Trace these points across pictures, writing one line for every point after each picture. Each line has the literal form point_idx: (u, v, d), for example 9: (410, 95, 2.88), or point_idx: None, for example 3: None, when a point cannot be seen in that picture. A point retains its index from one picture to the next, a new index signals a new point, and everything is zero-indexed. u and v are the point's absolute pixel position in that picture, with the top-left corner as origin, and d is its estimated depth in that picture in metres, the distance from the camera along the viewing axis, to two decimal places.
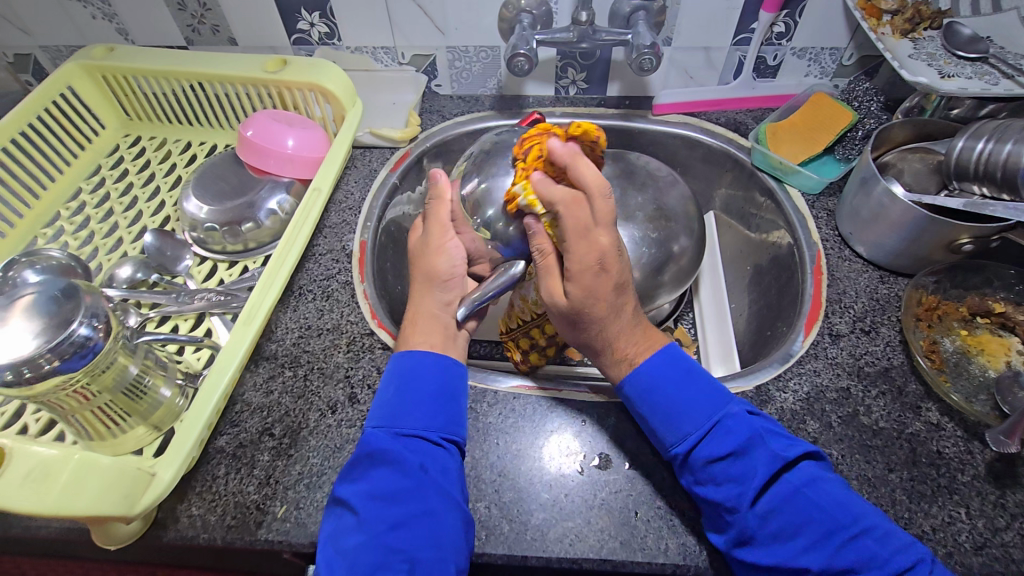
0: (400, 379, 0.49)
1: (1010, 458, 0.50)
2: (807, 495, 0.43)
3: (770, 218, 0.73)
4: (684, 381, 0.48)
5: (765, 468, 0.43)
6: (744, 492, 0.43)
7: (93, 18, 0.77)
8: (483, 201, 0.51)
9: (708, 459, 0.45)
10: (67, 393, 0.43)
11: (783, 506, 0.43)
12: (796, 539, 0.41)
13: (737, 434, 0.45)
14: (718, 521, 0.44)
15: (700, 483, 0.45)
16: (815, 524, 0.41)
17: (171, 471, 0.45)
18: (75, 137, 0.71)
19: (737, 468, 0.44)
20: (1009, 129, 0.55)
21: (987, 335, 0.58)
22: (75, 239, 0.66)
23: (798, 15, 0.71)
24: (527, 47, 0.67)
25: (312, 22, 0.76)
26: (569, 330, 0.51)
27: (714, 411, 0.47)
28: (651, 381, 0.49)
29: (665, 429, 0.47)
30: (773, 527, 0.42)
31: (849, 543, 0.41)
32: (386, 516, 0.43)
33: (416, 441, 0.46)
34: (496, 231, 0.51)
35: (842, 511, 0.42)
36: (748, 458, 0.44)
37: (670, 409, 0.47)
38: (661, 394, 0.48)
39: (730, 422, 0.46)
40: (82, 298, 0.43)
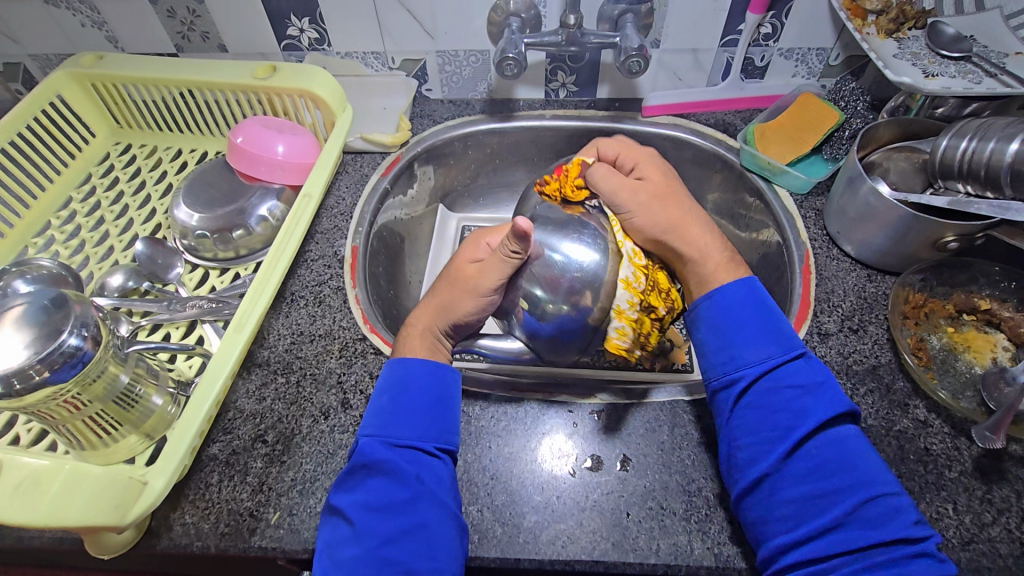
0: (395, 388, 0.49)
1: (996, 454, 0.50)
2: (851, 446, 0.44)
3: (759, 218, 0.74)
4: (768, 314, 0.49)
5: (828, 408, 0.45)
6: (796, 425, 0.45)
7: (82, 26, 0.77)
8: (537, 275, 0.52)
9: (775, 384, 0.46)
10: (57, 402, 0.43)
11: (824, 450, 0.44)
12: (828, 481, 0.43)
13: (812, 372, 0.47)
14: (755, 450, 0.45)
15: (758, 402, 0.46)
16: (851, 473, 0.43)
17: (162, 480, 0.45)
18: (65, 146, 0.71)
19: (800, 401, 0.46)
20: (991, 127, 0.55)
21: (973, 332, 0.58)
22: (65, 248, 0.66)
23: (784, 16, 0.72)
24: (515, 51, 0.67)
25: (301, 28, 0.76)
26: (658, 214, 0.54)
27: (791, 347, 0.48)
28: (737, 304, 0.50)
29: (740, 348, 0.48)
30: (805, 468, 0.44)
31: (875, 499, 0.42)
32: (380, 530, 0.43)
33: (411, 451, 0.46)
34: (542, 310, 0.52)
35: (877, 473, 0.44)
36: (814, 395, 0.46)
37: (751, 331, 0.49)
38: (746, 314, 0.49)
39: (808, 361, 0.48)
40: (72, 308, 0.43)
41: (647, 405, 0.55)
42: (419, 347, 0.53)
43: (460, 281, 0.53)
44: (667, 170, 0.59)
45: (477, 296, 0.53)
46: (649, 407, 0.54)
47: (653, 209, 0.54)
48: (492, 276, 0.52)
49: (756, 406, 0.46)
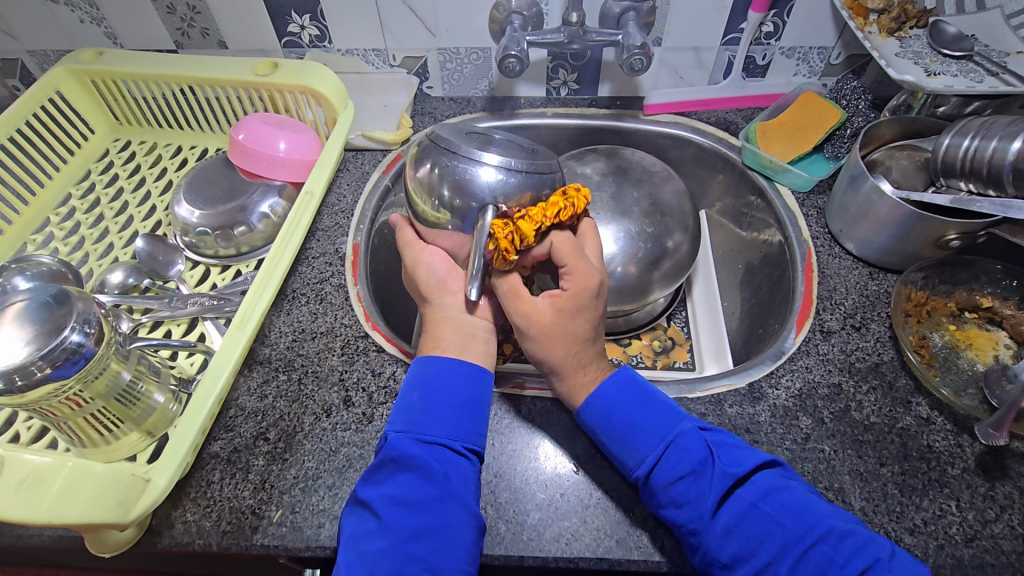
0: (422, 385, 0.49)
1: (999, 451, 0.50)
2: (764, 508, 0.43)
3: (761, 217, 0.74)
4: (637, 405, 0.49)
5: (718, 482, 0.44)
6: (704, 510, 0.43)
7: (81, 21, 0.77)
8: (439, 180, 0.51)
9: (666, 480, 0.45)
10: (59, 400, 0.42)
11: (740, 524, 0.43)
12: (760, 552, 0.42)
13: (690, 451, 0.46)
14: (692, 540, 0.43)
15: (664, 504, 0.45)
16: (772, 540, 0.42)
17: (165, 477, 0.44)
18: (64, 142, 0.70)
19: (695, 487, 0.44)
20: (994, 126, 0.55)
21: (975, 329, 0.59)
22: (65, 245, 0.65)
23: (786, 15, 0.72)
24: (517, 48, 0.67)
25: (302, 25, 0.76)
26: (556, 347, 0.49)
27: (664, 431, 0.47)
28: (606, 407, 0.49)
29: (624, 452, 0.48)
30: (734, 547, 0.42)
31: (807, 555, 0.41)
32: (406, 525, 0.42)
33: (440, 449, 0.46)
34: (453, 207, 0.52)
35: (796, 521, 0.42)
36: (701, 477, 0.45)
37: (625, 428, 0.48)
38: (616, 415, 0.49)
39: (682, 440, 0.47)
40: (74, 305, 0.43)
41: None
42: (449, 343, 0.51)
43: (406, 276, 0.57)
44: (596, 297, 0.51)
45: (422, 262, 0.55)
46: None
47: (551, 343, 0.49)
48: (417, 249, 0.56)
49: (665, 509, 0.45)
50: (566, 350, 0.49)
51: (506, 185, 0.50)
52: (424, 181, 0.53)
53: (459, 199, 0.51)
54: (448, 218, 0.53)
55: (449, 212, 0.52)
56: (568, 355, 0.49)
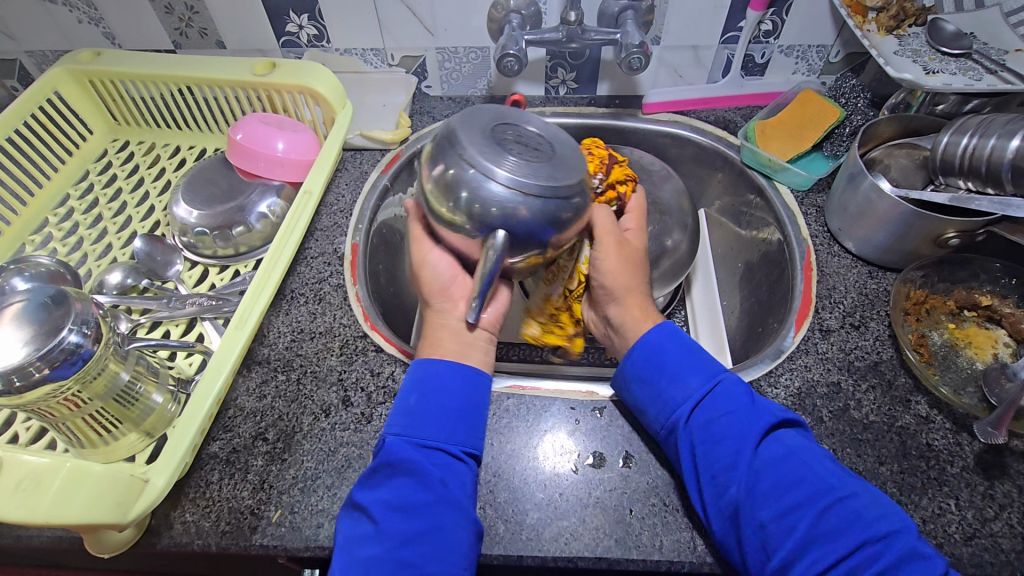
0: (422, 387, 0.49)
1: (998, 450, 0.50)
2: (801, 456, 0.44)
3: (760, 215, 0.74)
4: (687, 351, 0.52)
5: (762, 422, 0.46)
6: (743, 447, 0.45)
7: (79, 21, 0.76)
8: (457, 184, 0.45)
9: (709, 415, 0.47)
10: (58, 400, 0.42)
11: (773, 467, 0.44)
12: (787, 496, 0.42)
13: (734, 394, 0.48)
14: (717, 480, 0.44)
15: (701, 440, 0.46)
16: (802, 486, 0.42)
17: (164, 477, 0.44)
18: (62, 143, 0.70)
19: (737, 424, 0.46)
20: (993, 124, 0.55)
21: (974, 328, 0.59)
22: (63, 245, 0.65)
23: (785, 13, 0.72)
24: (516, 47, 0.67)
25: (300, 24, 0.76)
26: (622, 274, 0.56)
27: (713, 374, 0.50)
28: (657, 350, 0.52)
29: (669, 389, 0.50)
30: (765, 485, 0.43)
31: (833, 506, 0.41)
32: (400, 530, 0.43)
33: (435, 452, 0.46)
34: (472, 213, 0.45)
35: (829, 473, 0.43)
36: (744, 415, 0.46)
37: (673, 368, 0.51)
38: (666, 357, 0.51)
39: (728, 384, 0.49)
40: (72, 306, 0.43)
41: None
42: (449, 348, 0.52)
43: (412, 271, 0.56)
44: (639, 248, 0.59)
45: (428, 264, 0.54)
46: None
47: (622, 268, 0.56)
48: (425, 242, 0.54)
49: (702, 444, 0.46)
50: (626, 280, 0.56)
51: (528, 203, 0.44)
52: (440, 181, 0.46)
53: (477, 207, 0.45)
54: (464, 223, 0.46)
55: (466, 217, 0.45)
56: (623, 283, 0.56)
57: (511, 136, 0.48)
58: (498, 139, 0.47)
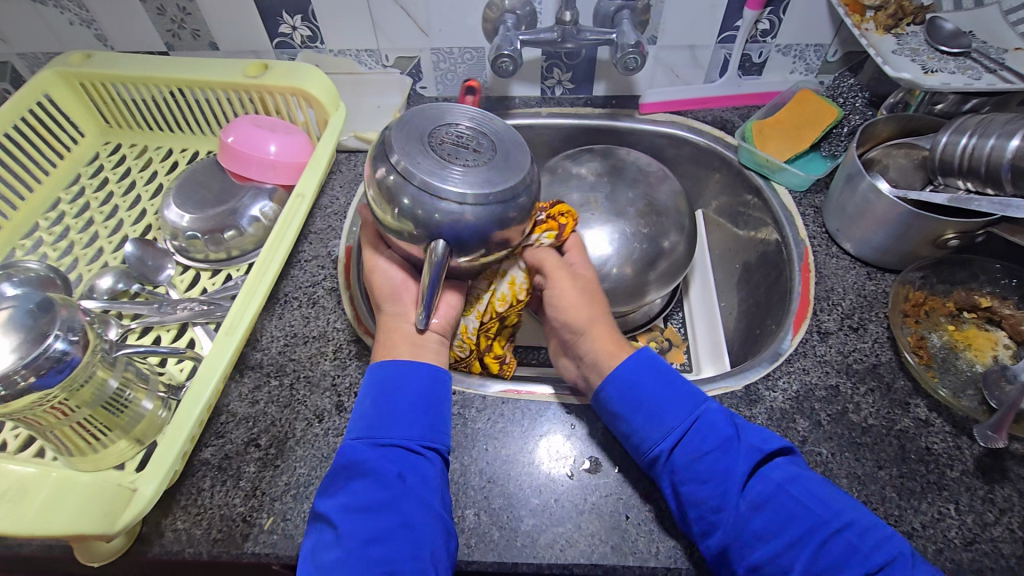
0: (376, 390, 0.48)
1: (998, 453, 0.50)
2: (791, 491, 0.44)
3: (758, 216, 0.73)
4: (664, 382, 0.49)
5: (747, 460, 0.45)
6: (730, 486, 0.44)
7: (70, 24, 0.76)
8: (397, 189, 0.44)
9: (692, 454, 0.45)
10: (44, 408, 0.42)
11: (767, 503, 0.43)
12: (781, 536, 0.42)
13: (717, 429, 0.46)
14: (705, 524, 0.43)
15: (685, 480, 0.45)
16: (796, 523, 0.42)
17: (152, 486, 0.43)
18: (53, 146, 0.70)
19: (722, 463, 0.45)
20: (992, 123, 0.55)
21: (974, 329, 0.58)
22: (53, 250, 0.64)
23: (782, 12, 0.71)
24: (511, 47, 0.67)
25: (294, 25, 0.75)
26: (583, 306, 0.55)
27: (692, 407, 0.48)
28: (633, 381, 0.49)
29: (647, 427, 0.48)
30: (758, 524, 0.43)
31: (831, 539, 0.41)
32: (361, 530, 0.42)
33: (395, 450, 0.46)
34: (416, 219, 0.44)
35: (823, 507, 0.43)
36: (730, 453, 0.45)
37: (651, 403, 0.48)
38: (643, 391, 0.49)
39: (710, 417, 0.47)
40: (58, 313, 0.42)
41: None
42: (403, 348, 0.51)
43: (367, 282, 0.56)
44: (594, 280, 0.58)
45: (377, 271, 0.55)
46: None
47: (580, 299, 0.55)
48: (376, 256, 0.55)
49: (685, 485, 0.45)
50: (586, 314, 0.54)
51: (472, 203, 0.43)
52: (382, 187, 0.45)
53: (417, 207, 0.43)
54: (412, 229, 0.44)
55: (411, 223, 0.44)
56: (583, 316, 0.55)
57: (449, 136, 0.46)
58: (444, 142, 0.46)
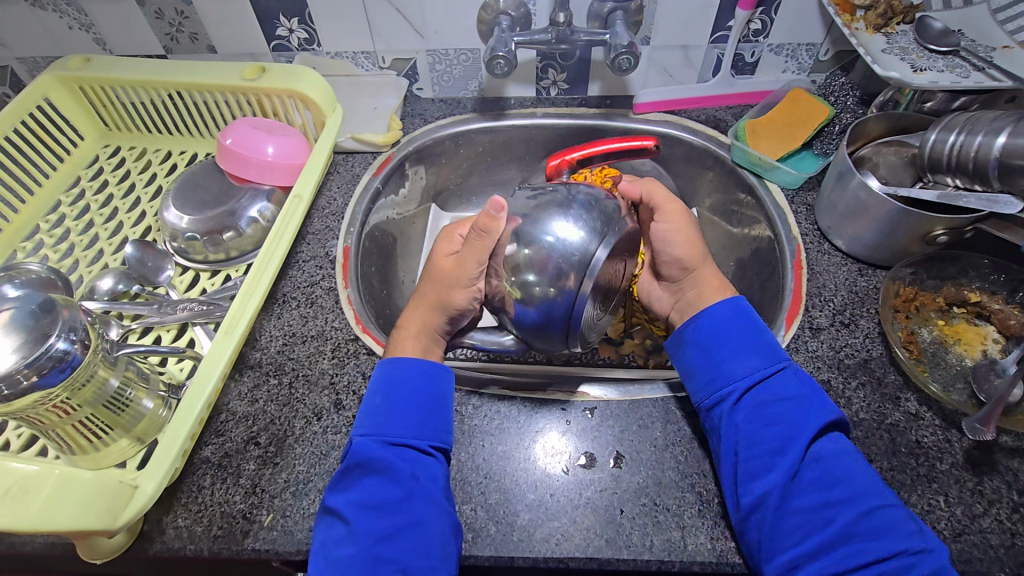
0: (387, 386, 0.49)
1: (987, 446, 0.50)
2: (850, 458, 0.47)
3: (751, 214, 0.74)
4: (752, 333, 0.53)
5: (820, 416, 0.48)
6: (797, 433, 0.48)
7: (69, 28, 0.77)
8: (529, 263, 0.51)
9: (765, 398, 0.50)
10: (46, 408, 0.43)
11: (822, 459, 0.46)
12: (830, 492, 0.45)
13: (796, 385, 0.50)
14: (760, 462, 0.47)
15: (752, 417, 0.49)
16: (847, 484, 0.45)
17: (153, 484, 0.44)
18: (54, 149, 0.70)
19: (794, 412, 0.49)
20: (979, 121, 0.55)
21: (963, 324, 0.59)
22: (55, 252, 0.65)
23: (774, 12, 0.72)
24: (505, 49, 0.67)
25: (291, 28, 0.76)
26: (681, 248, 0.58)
27: (776, 359, 0.52)
28: (720, 328, 0.54)
29: (732, 363, 0.52)
30: (811, 475, 0.46)
31: (878, 509, 0.43)
32: (375, 528, 0.44)
33: (406, 449, 0.47)
34: (529, 293, 0.51)
35: (874, 480, 0.45)
36: (804, 405, 0.49)
37: (736, 345, 0.53)
38: (732, 333, 0.53)
39: (793, 374, 0.51)
40: (60, 313, 0.43)
41: (638, 402, 0.55)
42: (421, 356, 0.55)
43: (444, 278, 0.55)
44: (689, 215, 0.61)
45: (464, 287, 0.54)
46: (641, 405, 0.55)
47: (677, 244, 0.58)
48: (470, 265, 0.54)
49: (752, 421, 0.49)
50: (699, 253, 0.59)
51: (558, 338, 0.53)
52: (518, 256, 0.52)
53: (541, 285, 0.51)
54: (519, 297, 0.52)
55: (522, 294, 0.52)
56: (695, 254, 0.58)
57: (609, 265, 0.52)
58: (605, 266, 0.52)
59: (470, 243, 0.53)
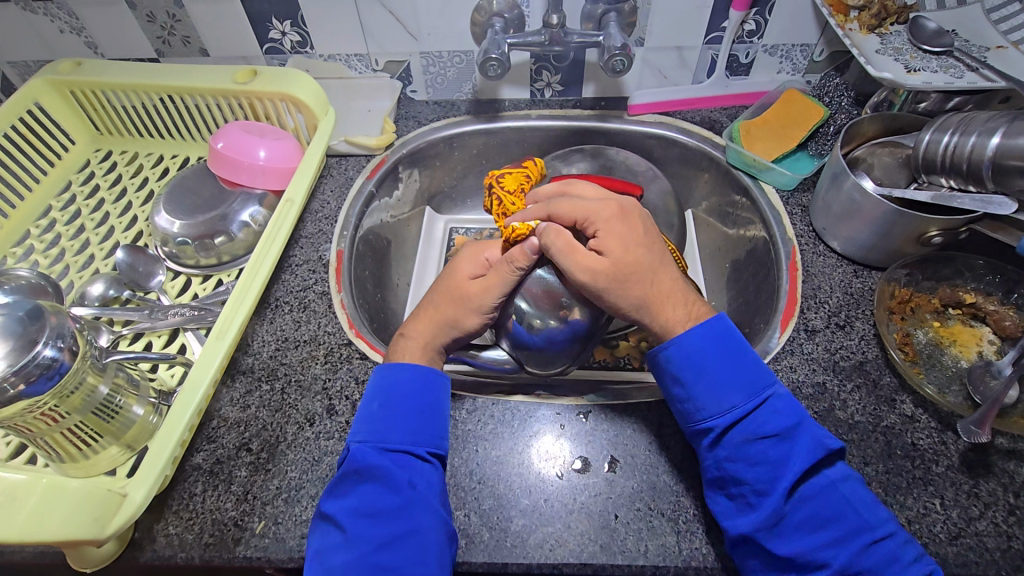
0: (384, 393, 0.49)
1: (983, 448, 0.50)
2: (842, 490, 0.45)
3: (746, 215, 0.73)
4: (731, 359, 0.49)
5: (806, 455, 0.45)
6: (781, 473, 0.45)
7: (61, 32, 0.76)
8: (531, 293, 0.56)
9: (747, 436, 0.46)
10: (34, 415, 0.42)
11: (810, 499, 0.44)
12: (822, 531, 0.43)
13: (783, 415, 0.47)
14: (743, 503, 0.45)
15: (733, 459, 0.46)
16: (841, 522, 0.43)
17: (142, 492, 0.44)
18: (44, 154, 0.70)
19: (777, 450, 0.45)
20: (973, 121, 0.55)
21: (959, 326, 0.59)
22: (45, 257, 0.65)
23: (768, 13, 0.72)
24: (499, 51, 0.67)
25: (283, 31, 0.75)
26: (622, 291, 0.50)
27: (760, 390, 0.48)
28: (696, 355, 0.49)
29: (707, 400, 0.48)
30: (801, 516, 0.44)
31: (877, 543, 0.42)
32: (373, 535, 0.43)
33: (402, 455, 0.46)
34: (532, 322, 0.56)
35: (871, 513, 0.44)
36: (790, 441, 0.46)
37: (715, 379, 0.48)
38: (707, 363, 0.48)
39: (777, 403, 0.47)
40: (48, 320, 0.42)
41: (633, 406, 0.55)
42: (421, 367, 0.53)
43: (460, 297, 0.54)
44: (635, 232, 0.52)
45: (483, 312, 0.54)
46: (635, 408, 0.54)
47: (616, 287, 0.50)
48: (494, 292, 0.53)
49: (733, 463, 0.46)
50: (644, 287, 0.50)
51: (556, 361, 0.58)
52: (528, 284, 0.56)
53: (539, 314, 0.55)
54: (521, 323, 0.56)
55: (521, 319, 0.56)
56: (638, 290, 0.50)
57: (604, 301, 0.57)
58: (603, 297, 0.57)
59: (496, 270, 0.53)
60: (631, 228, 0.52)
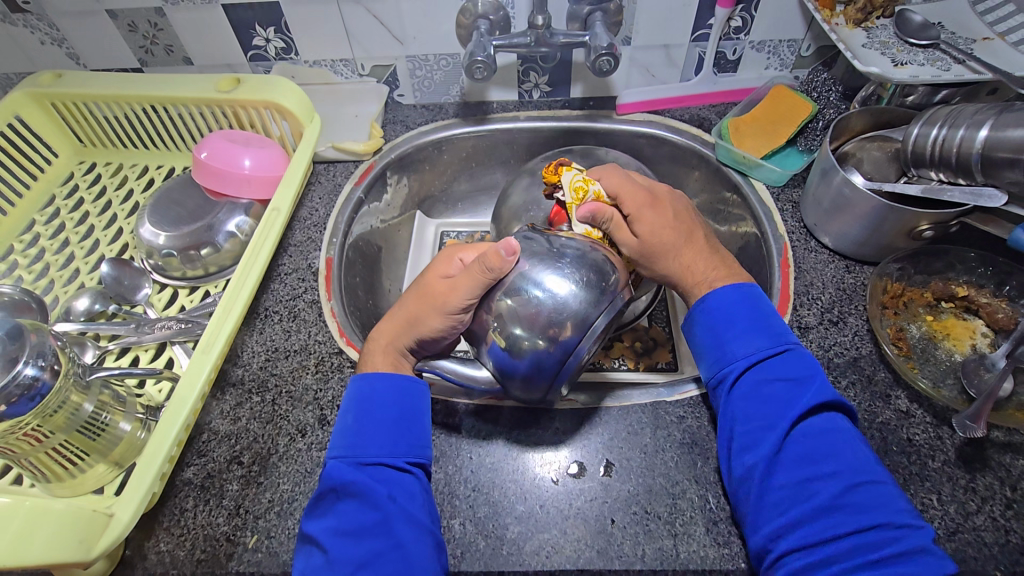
0: (359, 405, 0.48)
1: (979, 443, 0.50)
2: (842, 438, 0.44)
3: (737, 212, 0.73)
4: (757, 312, 0.49)
5: (816, 395, 0.45)
6: (789, 411, 0.45)
7: (41, 43, 0.75)
8: (515, 311, 0.48)
9: (763, 376, 0.47)
10: (18, 436, 0.42)
11: (810, 437, 0.44)
12: (817, 467, 0.42)
13: (800, 366, 0.47)
14: (748, 439, 0.45)
15: (747, 396, 0.46)
16: (841, 459, 0.42)
17: (130, 512, 0.43)
18: (25, 168, 0.69)
19: (789, 390, 0.46)
20: (961, 114, 0.55)
21: (952, 319, 0.58)
22: (29, 273, 0.64)
23: (754, 9, 0.72)
24: (484, 53, 0.66)
25: (267, 37, 0.75)
26: (663, 264, 0.53)
27: (780, 340, 0.49)
28: (724, 305, 0.50)
29: (733, 344, 0.49)
30: (796, 451, 0.43)
31: (863, 485, 0.41)
32: (354, 556, 0.42)
33: (380, 468, 0.46)
34: (516, 346, 0.48)
35: (863, 462, 0.43)
36: (803, 387, 0.46)
37: (744, 326, 0.49)
38: (736, 313, 0.49)
39: (796, 355, 0.48)
40: (27, 339, 0.43)
41: (627, 408, 0.54)
42: (385, 363, 0.51)
43: (428, 296, 0.51)
44: (664, 213, 0.54)
45: (444, 314, 0.50)
46: (630, 411, 0.54)
47: (657, 259, 0.53)
48: (462, 293, 0.49)
49: (747, 400, 0.46)
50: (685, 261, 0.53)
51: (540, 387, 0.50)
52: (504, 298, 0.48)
53: (528, 336, 0.47)
54: (501, 343, 0.48)
55: (506, 342, 0.48)
56: (688, 259, 0.53)
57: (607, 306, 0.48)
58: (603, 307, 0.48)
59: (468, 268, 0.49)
60: (657, 209, 0.54)
